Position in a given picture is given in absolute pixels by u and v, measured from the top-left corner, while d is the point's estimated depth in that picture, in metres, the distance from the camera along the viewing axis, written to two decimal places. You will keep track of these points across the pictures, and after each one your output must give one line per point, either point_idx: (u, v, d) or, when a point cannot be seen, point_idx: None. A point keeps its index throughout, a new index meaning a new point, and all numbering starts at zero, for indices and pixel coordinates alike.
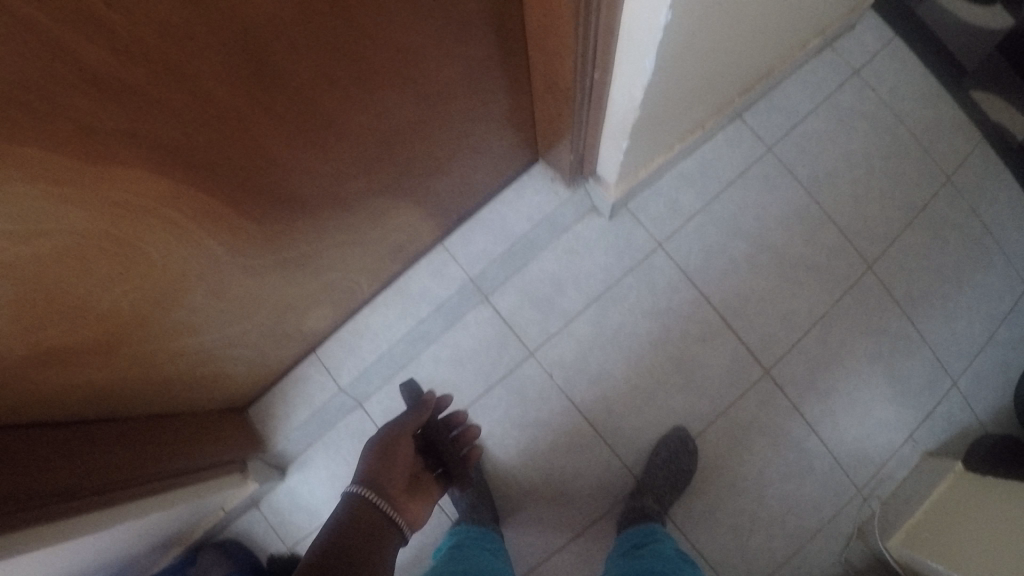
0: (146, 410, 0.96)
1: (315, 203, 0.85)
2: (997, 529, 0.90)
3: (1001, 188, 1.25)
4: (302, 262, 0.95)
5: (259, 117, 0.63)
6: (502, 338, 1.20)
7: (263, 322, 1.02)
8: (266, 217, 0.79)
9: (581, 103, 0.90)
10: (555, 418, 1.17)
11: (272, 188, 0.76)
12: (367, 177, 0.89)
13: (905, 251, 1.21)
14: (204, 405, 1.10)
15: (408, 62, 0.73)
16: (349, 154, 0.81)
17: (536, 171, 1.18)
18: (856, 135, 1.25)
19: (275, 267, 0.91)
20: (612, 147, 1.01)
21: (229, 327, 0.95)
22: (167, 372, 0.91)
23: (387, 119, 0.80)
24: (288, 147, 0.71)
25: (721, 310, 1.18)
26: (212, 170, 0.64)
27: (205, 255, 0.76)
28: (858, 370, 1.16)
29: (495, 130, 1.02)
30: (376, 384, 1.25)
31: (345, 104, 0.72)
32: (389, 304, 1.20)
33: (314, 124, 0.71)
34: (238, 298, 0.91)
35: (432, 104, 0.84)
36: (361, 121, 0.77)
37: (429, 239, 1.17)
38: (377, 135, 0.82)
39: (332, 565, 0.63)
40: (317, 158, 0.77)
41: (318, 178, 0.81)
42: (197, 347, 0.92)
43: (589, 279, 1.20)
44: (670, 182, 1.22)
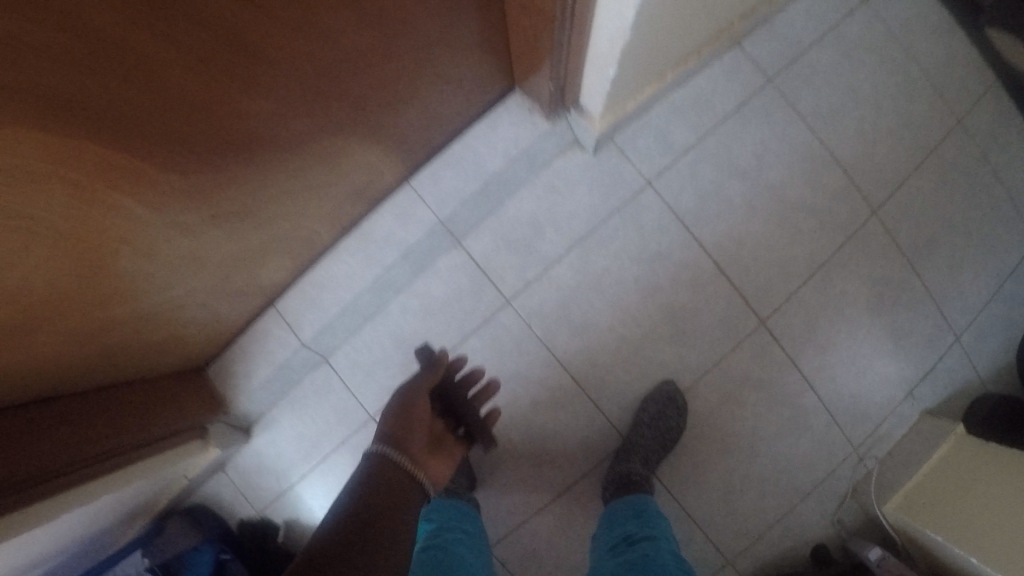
0: (84, 387, 0.87)
1: (252, 148, 0.73)
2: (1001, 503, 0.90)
3: (1013, 135, 1.17)
4: (246, 214, 0.85)
5: (170, 55, 0.52)
6: (477, 288, 1.09)
7: (208, 281, 0.92)
8: (191, 168, 0.68)
9: (562, 24, 0.77)
10: (536, 371, 1.07)
11: (199, 137, 0.65)
12: (316, 118, 0.77)
13: (913, 197, 1.12)
14: (152, 372, 1.00)
15: None
16: (289, 91, 0.69)
17: (512, 102, 1.04)
18: (865, 66, 1.13)
19: (212, 223, 0.80)
20: (598, 74, 0.87)
21: (165, 288, 0.84)
22: (101, 346, 0.81)
23: (334, 50, 0.68)
24: (211, 86, 0.60)
25: (715, 256, 1.08)
26: (117, 119, 0.53)
27: (125, 218, 0.65)
28: (857, 320, 1.09)
29: (463, 57, 0.89)
30: (341, 338, 1.14)
31: (277, 32, 0.60)
32: (353, 252, 1.09)
33: (243, 59, 0.59)
34: (174, 260, 0.80)
35: (386, 29, 0.71)
36: (300, 50, 0.65)
37: (393, 179, 1.04)
38: (322, 66, 0.70)
39: (335, 564, 0.51)
40: (249, 98, 0.65)
41: (254, 119, 0.69)
42: (132, 316, 0.82)
43: (569, 221, 1.07)
44: (660, 115, 1.08)
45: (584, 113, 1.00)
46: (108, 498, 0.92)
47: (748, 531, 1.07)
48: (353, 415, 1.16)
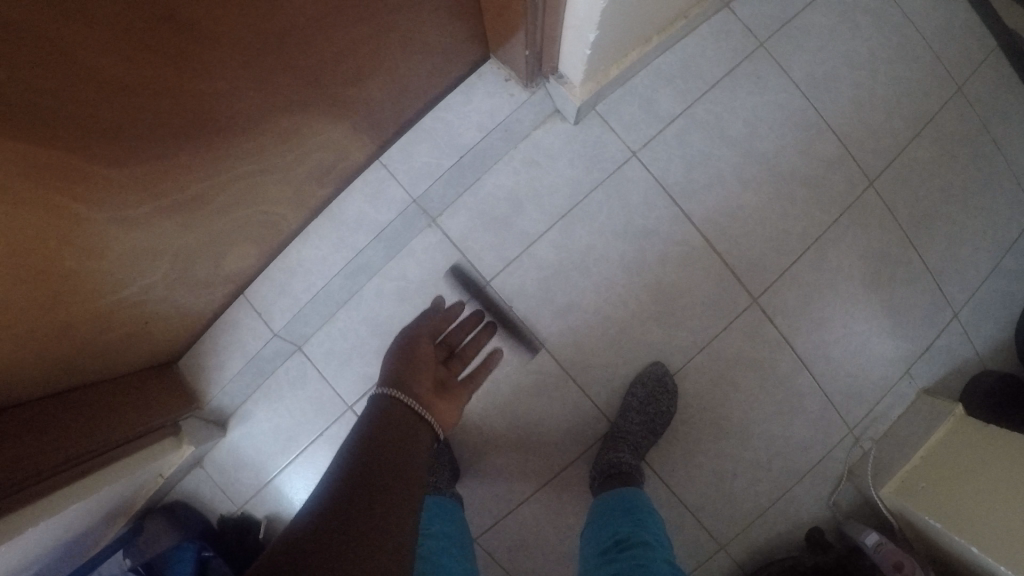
0: (42, 390, 0.80)
1: (198, 130, 0.70)
2: (999, 482, 0.89)
3: (1012, 106, 1.14)
4: (204, 202, 0.81)
5: (83, 35, 0.49)
6: (454, 270, 1.01)
7: (165, 273, 0.86)
8: (132, 156, 0.65)
9: None
10: (517, 356, 1.00)
11: (137, 122, 0.62)
12: (265, 94, 0.74)
13: (911, 167, 1.09)
14: (119, 370, 0.94)
15: None
16: (230, 64, 0.66)
17: (487, 70, 0.99)
18: (860, 30, 1.07)
19: (167, 212, 0.77)
20: (577, 38, 0.81)
21: (120, 283, 0.78)
22: (58, 348, 0.76)
23: (272, 19, 0.65)
24: (142, 65, 0.57)
25: (706, 231, 1.01)
26: (37, 106, 0.50)
27: (70, 214, 0.63)
28: (853, 297, 1.06)
29: (429, 23, 0.83)
30: (314, 326, 1.06)
31: (206, 1, 0.57)
32: (323, 235, 1.03)
33: (168, 34, 0.56)
34: (129, 253, 0.76)
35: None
36: (236, 19, 0.62)
37: (362, 156, 0.98)
38: (264, 36, 0.66)
39: (354, 487, 0.48)
40: (186, 74, 0.62)
41: (195, 97, 0.66)
42: (88, 315, 0.77)
43: (550, 196, 1.00)
44: (645, 81, 1.01)
45: (564, 80, 0.94)
46: (80, 507, 0.87)
47: (742, 515, 1.04)
48: (329, 405, 1.08)
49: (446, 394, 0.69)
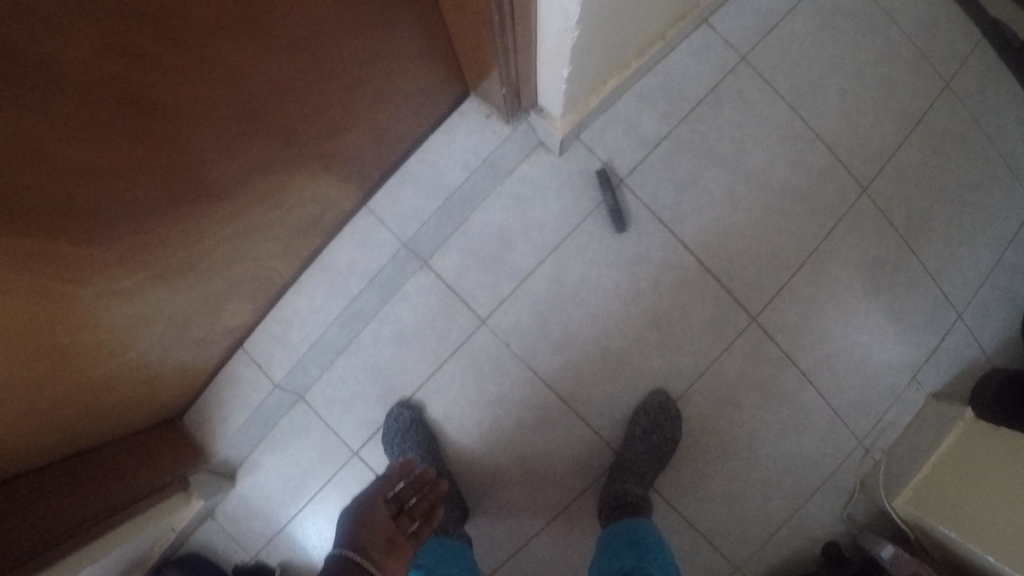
0: (49, 461, 0.80)
1: (178, 200, 0.71)
2: (1012, 487, 0.87)
3: (1005, 99, 1.12)
4: (194, 267, 0.81)
5: (66, 127, 0.51)
6: (448, 309, 1.00)
7: (161, 336, 0.85)
8: (115, 234, 0.65)
9: (502, 24, 0.70)
10: (518, 392, 0.99)
11: (119, 202, 0.62)
12: (243, 157, 0.75)
13: (904, 170, 1.07)
14: (126, 431, 0.95)
15: (239, 13, 0.59)
16: (202, 133, 0.67)
17: (467, 108, 1.00)
18: (843, 35, 1.06)
19: (158, 280, 0.77)
20: (551, 73, 0.79)
21: (117, 351, 0.78)
22: (62, 418, 0.76)
23: (243, 85, 0.67)
24: (117, 146, 0.57)
25: (700, 254, 1.00)
26: (26, 201, 0.52)
27: (60, 296, 0.62)
28: (854, 308, 1.05)
29: (396, 64, 0.84)
30: (314, 375, 1.05)
31: (179, 79, 0.59)
32: (316, 284, 1.03)
33: (146, 116, 0.58)
34: (123, 322, 0.76)
35: (296, 54, 0.70)
36: (205, 91, 0.63)
37: (348, 203, 0.98)
38: (233, 102, 0.68)
39: None
40: (160, 147, 0.63)
41: (172, 169, 0.67)
42: (88, 385, 0.77)
43: (540, 230, 0.99)
44: (628, 105, 1.00)
45: (545, 113, 0.93)
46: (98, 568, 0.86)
47: (755, 535, 1.04)
48: (336, 452, 1.07)
49: (396, 552, 0.71)
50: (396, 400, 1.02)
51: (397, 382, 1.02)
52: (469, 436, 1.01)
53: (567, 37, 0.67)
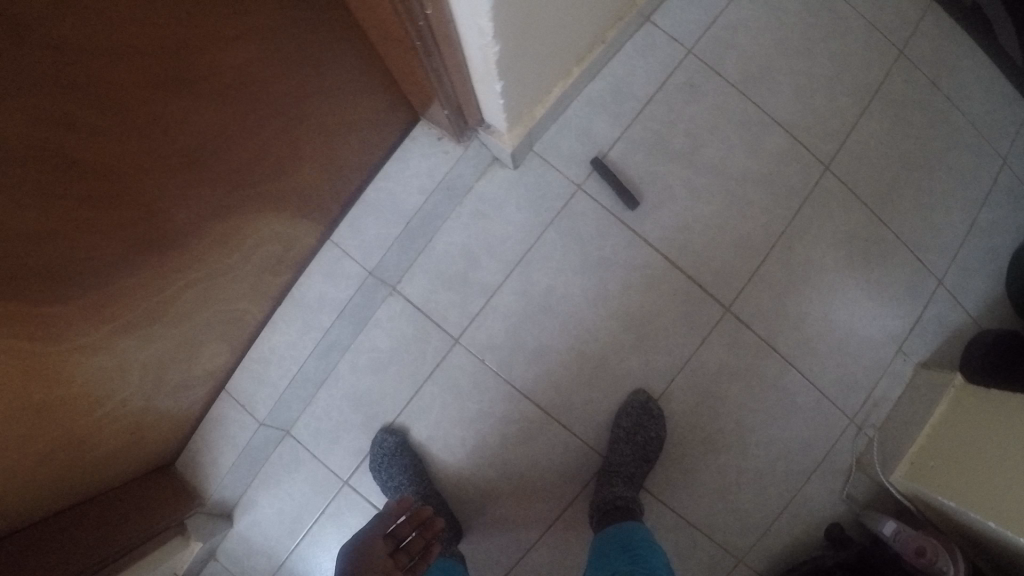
0: (35, 519, 0.81)
1: (133, 256, 0.71)
2: (1001, 447, 0.86)
3: (961, 59, 1.12)
4: (164, 315, 0.82)
5: (11, 194, 0.52)
6: (421, 332, 1.00)
7: (141, 384, 0.86)
8: (72, 297, 0.65)
9: (425, 46, 0.71)
10: (499, 407, 0.99)
11: (77, 260, 0.63)
12: (198, 205, 0.76)
13: (866, 143, 1.06)
14: (118, 480, 0.95)
15: (164, 66, 0.61)
16: (146, 189, 0.67)
17: (419, 132, 1.00)
18: (789, 16, 1.06)
19: (127, 331, 0.77)
20: (486, 89, 0.79)
21: (97, 403, 0.79)
22: (47, 475, 0.77)
23: (186, 135, 0.68)
24: (66, 211, 0.58)
25: (665, 251, 1.00)
26: None
27: (24, 354, 0.63)
28: (830, 287, 1.04)
29: (337, 97, 0.85)
30: (297, 410, 1.05)
31: (117, 138, 0.60)
32: (289, 320, 1.03)
33: (91, 177, 0.59)
34: (96, 376, 0.76)
35: (231, 99, 0.71)
36: (141, 147, 0.63)
37: (311, 238, 0.99)
38: (176, 155, 0.68)
39: None
40: (105, 207, 0.63)
41: (121, 227, 0.67)
42: (70, 440, 0.77)
43: (503, 244, 0.99)
44: (579, 111, 1.00)
45: (492, 128, 0.93)
46: None
47: (754, 525, 1.03)
48: (327, 483, 1.06)
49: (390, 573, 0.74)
50: (380, 426, 1.02)
51: (379, 409, 1.02)
52: (455, 456, 1.00)
53: (488, 52, 0.67)
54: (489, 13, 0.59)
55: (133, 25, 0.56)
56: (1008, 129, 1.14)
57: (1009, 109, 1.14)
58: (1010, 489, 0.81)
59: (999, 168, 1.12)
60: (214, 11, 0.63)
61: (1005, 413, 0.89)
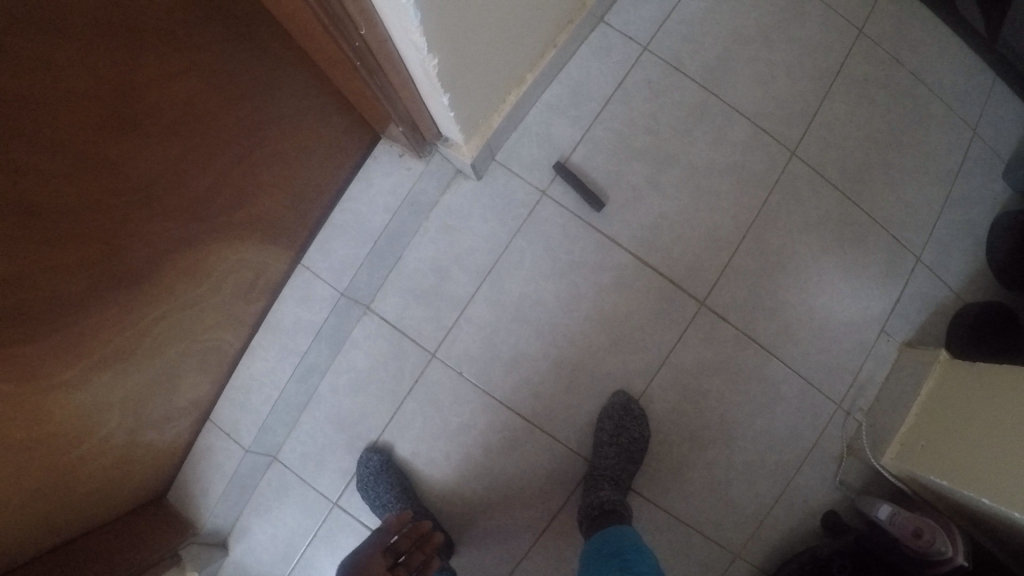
0: (22, 558, 0.79)
1: (95, 294, 0.70)
2: (983, 417, 0.85)
3: (922, 32, 1.13)
4: (138, 349, 0.81)
5: None
6: (398, 349, 1.00)
7: (123, 417, 0.84)
8: (31, 340, 0.64)
9: (363, 63, 0.72)
10: (480, 418, 0.99)
11: (39, 303, 0.63)
12: (161, 238, 0.75)
13: (830, 126, 1.07)
14: (109, 516, 0.93)
15: (115, 105, 0.61)
16: (103, 227, 0.67)
17: (382, 151, 1.01)
18: (743, 6, 1.07)
19: (102, 368, 0.76)
20: (435, 103, 0.79)
21: (78, 441, 0.78)
22: (31, 514, 0.76)
23: (142, 171, 0.68)
24: (23, 255, 0.58)
25: (634, 250, 1.00)
26: None
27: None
28: (806, 272, 1.04)
29: (293, 122, 0.85)
30: (283, 434, 1.04)
31: (70, 180, 0.60)
32: (268, 347, 1.01)
33: (47, 220, 0.59)
34: (74, 413, 0.75)
35: (185, 132, 0.71)
36: (95, 186, 0.63)
37: (281, 264, 0.98)
38: (134, 191, 0.68)
39: None
40: (61, 248, 0.62)
41: (80, 267, 0.66)
42: (54, 476, 0.77)
43: (472, 256, 1.00)
44: (538, 117, 1.01)
45: (450, 142, 0.93)
46: None
47: (747, 519, 1.01)
48: (316, 505, 1.05)
49: None
50: (364, 446, 1.01)
51: (362, 429, 1.01)
52: (442, 471, 1.00)
53: (428, 68, 0.68)
54: (420, 28, 0.59)
55: (79, 68, 0.56)
56: (975, 99, 1.13)
57: (976, 78, 1.14)
58: (993, 464, 0.80)
59: (970, 140, 1.12)
60: (163, 48, 0.63)
61: (982, 383, 0.88)
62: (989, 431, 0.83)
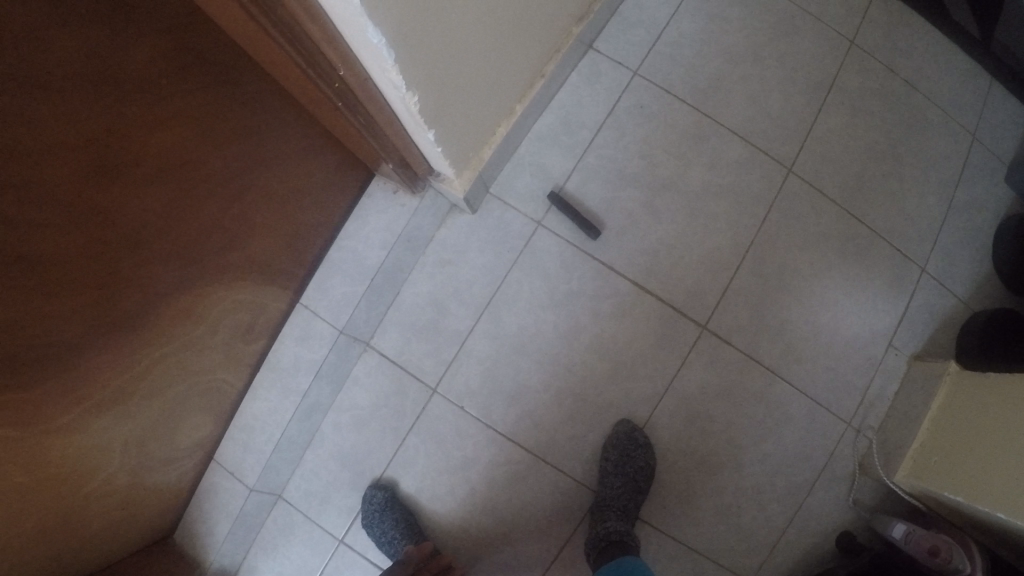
0: None
1: (88, 340, 0.68)
2: (994, 430, 0.83)
3: (916, 40, 1.11)
4: (137, 392, 0.79)
5: None
6: (398, 386, 0.99)
7: (125, 459, 0.83)
8: (23, 392, 0.62)
9: (346, 103, 0.72)
10: (484, 452, 0.98)
11: (28, 356, 0.61)
12: (156, 283, 0.74)
13: (826, 141, 1.06)
14: (112, 559, 0.91)
15: (107, 153, 0.60)
16: (95, 274, 0.65)
17: (375, 188, 1.01)
18: (731, 25, 1.07)
19: (98, 413, 0.74)
20: (422, 138, 0.79)
21: (77, 483, 0.76)
22: (32, 559, 0.74)
23: (136, 217, 0.67)
24: (11, 307, 0.56)
25: (632, 276, 1.00)
26: None
27: None
28: (809, 290, 1.03)
29: (285, 162, 0.85)
30: (287, 473, 1.02)
31: (60, 231, 0.58)
32: (269, 387, 1.00)
33: (36, 270, 0.57)
34: (71, 458, 0.73)
35: (178, 178, 0.70)
36: (85, 234, 0.61)
37: (280, 304, 0.98)
38: (126, 238, 0.67)
39: None
40: (50, 297, 0.60)
41: (71, 315, 0.64)
42: (53, 521, 0.75)
43: (469, 289, 0.99)
44: (530, 148, 1.02)
45: (441, 177, 0.93)
46: None
47: (759, 543, 1.00)
48: (322, 543, 1.02)
49: None
50: (368, 483, 1.00)
51: (366, 466, 1.00)
52: (447, 506, 0.99)
53: (409, 104, 0.67)
54: (395, 67, 0.59)
55: (62, 119, 0.55)
56: (974, 105, 1.12)
57: (973, 83, 1.12)
58: (1004, 478, 0.79)
59: (969, 145, 1.10)
60: (148, 94, 0.63)
61: (992, 394, 0.87)
62: (999, 445, 0.81)
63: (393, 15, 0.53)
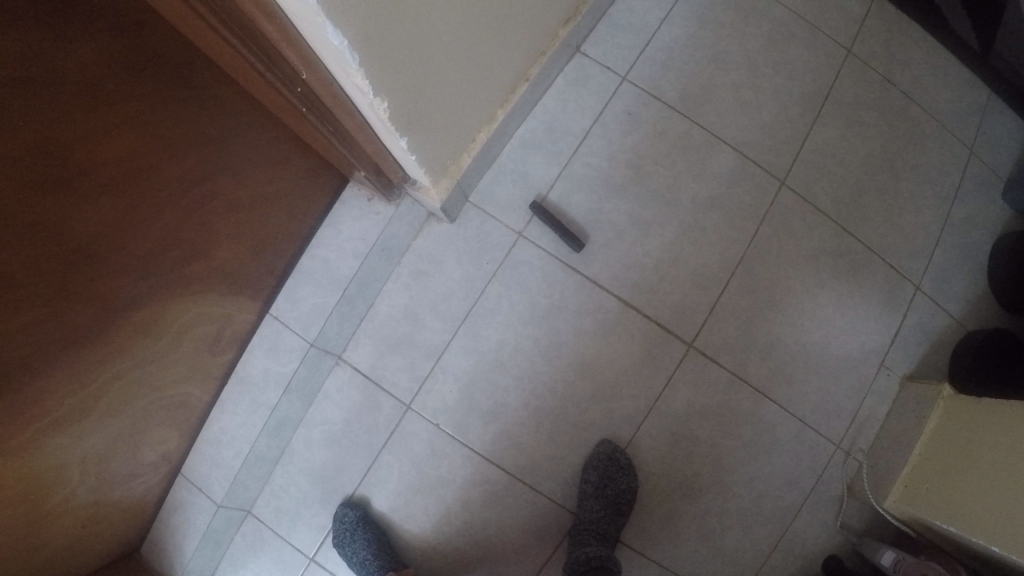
0: None
1: (36, 360, 0.62)
2: (987, 457, 0.80)
3: (913, 49, 1.08)
4: (95, 409, 0.74)
5: None
6: (371, 401, 0.95)
7: (84, 477, 0.77)
8: None
9: (312, 107, 0.67)
10: (460, 471, 0.94)
11: None
12: (107, 297, 0.68)
13: (821, 153, 1.02)
14: None
15: (52, 160, 0.56)
16: (39, 291, 0.60)
17: (350, 195, 0.97)
18: (725, 31, 1.03)
19: (52, 432, 0.68)
20: (395, 145, 0.75)
21: (34, 501, 0.71)
22: None
23: (85, 229, 0.62)
24: None
25: (616, 290, 0.96)
26: None
27: None
28: (800, 307, 0.99)
29: (249, 170, 0.80)
30: (256, 489, 0.96)
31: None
32: (237, 400, 0.96)
33: None
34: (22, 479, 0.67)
35: (133, 186, 0.65)
36: (27, 249, 0.56)
37: (249, 314, 0.93)
38: (74, 251, 0.61)
39: None
40: None
41: (15, 335, 0.59)
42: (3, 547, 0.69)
43: (446, 302, 0.95)
44: (512, 155, 0.98)
45: (417, 184, 0.89)
46: None
47: (743, 568, 0.96)
48: (291, 562, 0.96)
49: None
50: (338, 501, 0.95)
51: (337, 484, 0.95)
52: (421, 526, 0.95)
53: (377, 110, 0.63)
54: (360, 72, 0.55)
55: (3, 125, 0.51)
56: (971, 117, 1.08)
57: (970, 95, 1.09)
58: (996, 507, 0.76)
59: (966, 159, 1.07)
60: (94, 98, 0.58)
61: (987, 418, 0.83)
62: (991, 473, 0.78)
63: (357, 18, 0.49)
